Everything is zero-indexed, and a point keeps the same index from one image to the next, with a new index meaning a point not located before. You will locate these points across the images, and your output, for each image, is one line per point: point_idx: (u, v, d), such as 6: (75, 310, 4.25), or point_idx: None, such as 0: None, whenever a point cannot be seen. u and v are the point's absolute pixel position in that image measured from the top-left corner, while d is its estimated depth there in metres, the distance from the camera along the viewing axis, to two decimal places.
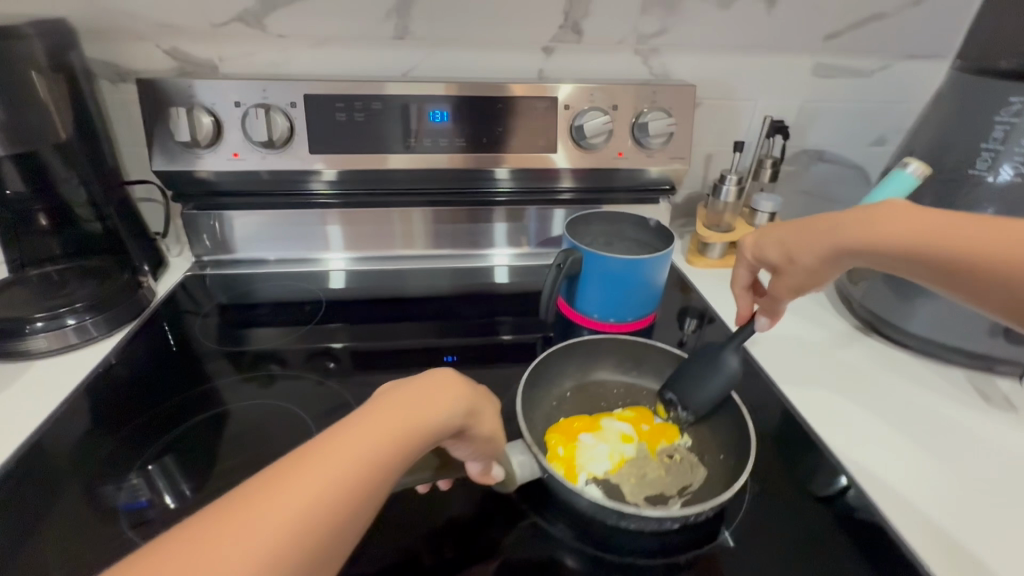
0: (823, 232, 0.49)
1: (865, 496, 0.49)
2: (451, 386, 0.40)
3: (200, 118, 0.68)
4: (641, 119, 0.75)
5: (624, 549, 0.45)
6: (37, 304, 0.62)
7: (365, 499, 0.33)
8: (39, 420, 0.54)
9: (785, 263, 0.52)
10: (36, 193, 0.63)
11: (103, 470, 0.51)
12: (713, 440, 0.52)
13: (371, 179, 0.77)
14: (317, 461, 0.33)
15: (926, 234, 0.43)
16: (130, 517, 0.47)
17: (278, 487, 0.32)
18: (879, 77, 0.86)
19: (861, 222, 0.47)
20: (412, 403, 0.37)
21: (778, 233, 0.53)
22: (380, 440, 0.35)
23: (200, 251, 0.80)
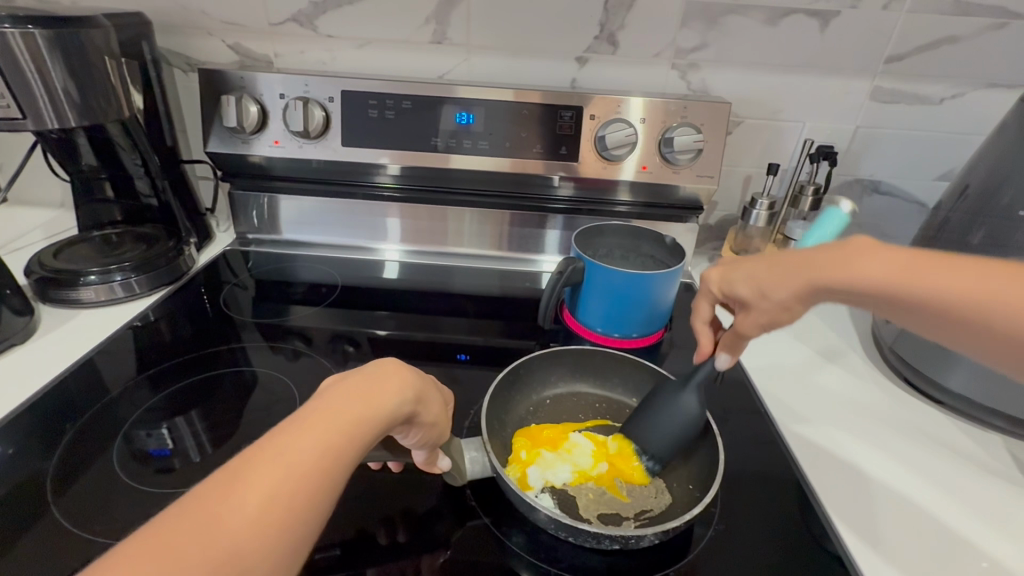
0: (788, 268, 0.42)
1: (850, 559, 0.44)
2: (395, 376, 0.41)
3: (249, 108, 0.74)
4: (668, 134, 0.73)
5: (570, 563, 0.44)
6: (92, 261, 0.70)
7: (316, 499, 0.34)
8: (90, 367, 0.61)
9: (756, 299, 0.44)
10: (104, 164, 0.71)
11: (140, 419, 0.57)
12: (685, 466, 0.50)
13: (436, 179, 0.81)
14: (259, 468, 0.33)
15: (904, 274, 0.37)
16: (158, 462, 0.52)
17: (222, 498, 0.32)
18: (948, 106, 0.78)
19: (836, 258, 0.40)
20: (354, 398, 0.37)
21: (741, 266, 0.46)
22: (324, 440, 0.35)
23: (245, 228, 0.87)
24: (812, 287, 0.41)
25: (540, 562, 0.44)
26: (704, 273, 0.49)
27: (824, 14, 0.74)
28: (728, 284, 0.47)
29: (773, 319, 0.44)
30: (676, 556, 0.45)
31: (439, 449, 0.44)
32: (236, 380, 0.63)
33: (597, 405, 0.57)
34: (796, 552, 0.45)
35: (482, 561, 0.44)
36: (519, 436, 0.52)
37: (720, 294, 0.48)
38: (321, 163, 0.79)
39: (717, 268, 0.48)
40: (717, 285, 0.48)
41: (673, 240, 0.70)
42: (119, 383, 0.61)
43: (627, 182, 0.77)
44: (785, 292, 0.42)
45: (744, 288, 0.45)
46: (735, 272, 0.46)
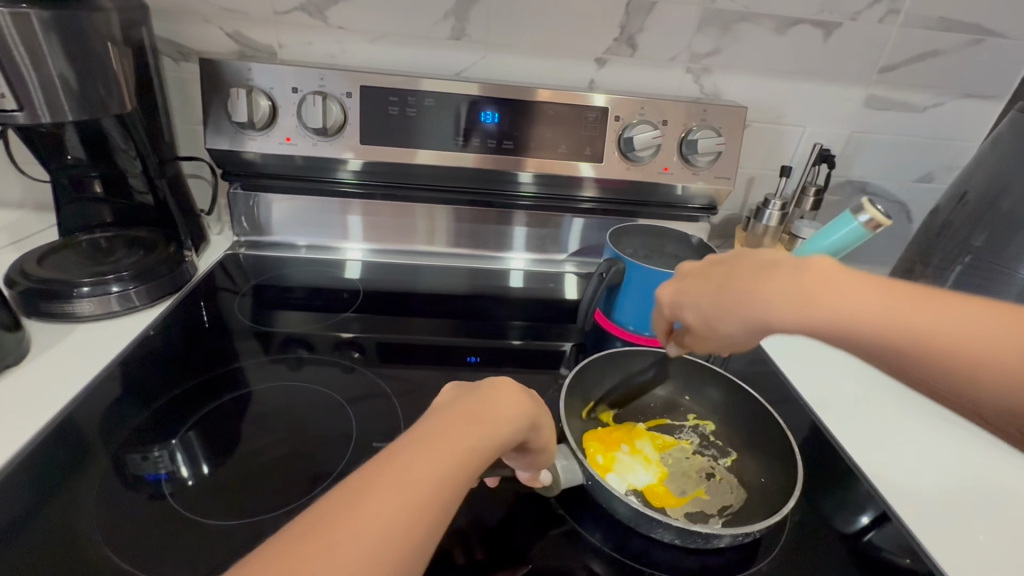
0: (739, 303, 0.38)
1: (891, 536, 0.48)
2: (511, 400, 0.39)
3: (260, 101, 0.71)
4: (690, 136, 0.75)
5: (660, 564, 0.45)
6: (82, 269, 0.65)
7: (432, 531, 0.31)
8: (76, 387, 0.56)
9: (705, 326, 0.42)
10: (94, 162, 0.68)
11: (128, 441, 0.52)
12: (751, 465, 0.54)
13: (398, 173, 0.79)
14: (386, 483, 0.31)
15: (838, 311, 0.35)
16: (149, 487, 0.48)
17: (342, 520, 0.29)
18: (931, 113, 0.85)
19: (800, 288, 0.36)
20: (472, 421, 0.36)
21: (695, 290, 0.42)
22: (445, 464, 0.33)
23: (237, 231, 0.84)
24: (766, 327, 0.37)
25: (632, 566, 0.44)
26: (659, 287, 0.46)
27: (829, 24, 0.77)
28: (679, 307, 0.44)
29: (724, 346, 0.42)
30: (757, 552, 0.46)
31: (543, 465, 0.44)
32: (239, 400, 0.59)
33: (652, 403, 0.61)
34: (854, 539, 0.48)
35: (572, 570, 0.43)
36: (591, 438, 0.53)
37: (672, 313, 0.45)
38: (303, 158, 0.77)
39: (670, 288, 0.45)
40: (669, 304, 0.45)
41: (700, 240, 0.74)
42: (99, 404, 0.55)
43: (590, 178, 0.78)
44: (742, 331, 0.39)
45: (693, 316, 0.43)
46: (688, 295, 0.43)
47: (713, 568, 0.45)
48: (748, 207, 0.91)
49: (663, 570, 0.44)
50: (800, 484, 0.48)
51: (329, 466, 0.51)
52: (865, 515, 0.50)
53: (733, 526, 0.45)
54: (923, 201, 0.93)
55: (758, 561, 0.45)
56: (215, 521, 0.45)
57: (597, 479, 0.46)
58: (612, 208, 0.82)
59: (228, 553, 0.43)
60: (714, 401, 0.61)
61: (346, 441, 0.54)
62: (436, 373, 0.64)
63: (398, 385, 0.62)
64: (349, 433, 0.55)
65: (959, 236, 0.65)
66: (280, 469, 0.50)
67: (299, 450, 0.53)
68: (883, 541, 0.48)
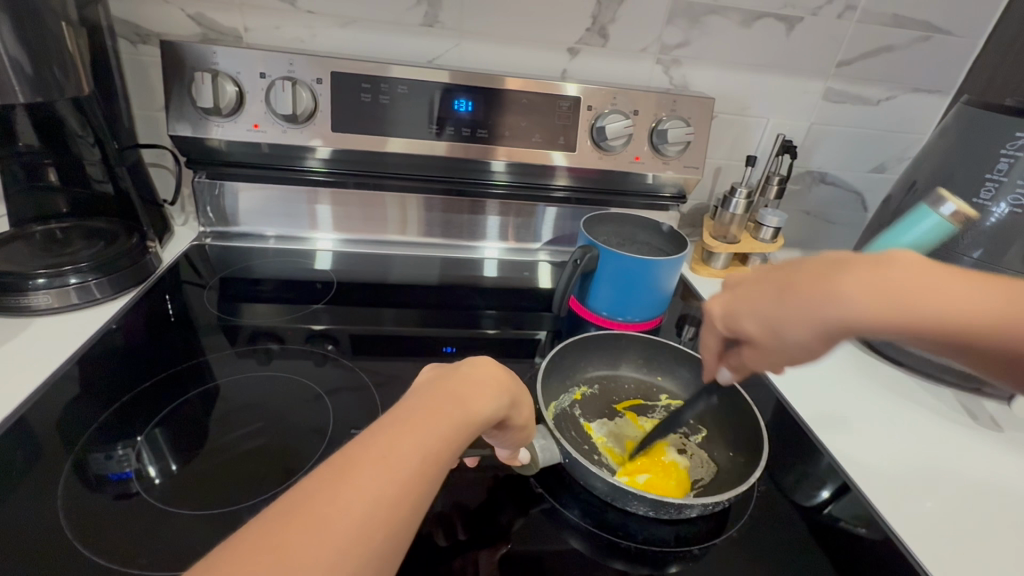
0: (812, 305, 0.37)
1: (847, 508, 0.51)
2: (491, 379, 0.39)
3: (227, 87, 0.69)
4: (660, 126, 0.77)
5: (637, 537, 0.47)
6: (38, 261, 0.62)
7: (419, 504, 0.31)
8: (32, 387, 0.54)
9: (765, 337, 0.41)
10: (48, 147, 0.65)
11: (90, 441, 0.50)
12: (721, 440, 0.56)
13: (368, 160, 0.78)
14: (368, 463, 0.31)
15: (903, 301, 0.35)
16: (114, 487, 0.46)
17: (328, 496, 0.29)
18: (885, 107, 0.90)
19: (876, 282, 0.35)
20: (454, 398, 0.36)
21: (750, 299, 0.41)
22: (430, 439, 0.33)
23: (203, 222, 0.82)
24: (843, 327, 0.36)
25: (610, 540, 0.46)
26: (705, 309, 0.46)
27: (791, 18, 0.80)
28: (734, 318, 0.43)
29: (786, 358, 0.41)
30: (727, 523, 0.48)
31: (522, 444, 0.46)
32: (207, 396, 0.57)
33: (628, 385, 0.63)
34: (815, 511, 0.51)
35: (551, 546, 0.44)
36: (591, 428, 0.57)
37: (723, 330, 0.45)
38: (268, 146, 0.75)
39: (719, 303, 0.45)
40: (720, 319, 0.44)
41: (670, 228, 0.76)
42: (57, 404, 0.53)
43: (563, 167, 0.79)
44: (804, 333, 0.38)
45: (754, 327, 0.41)
46: (741, 307, 0.42)
47: (687, 539, 0.47)
48: (715, 197, 0.94)
49: (639, 543, 0.46)
50: (766, 455, 0.50)
51: (305, 456, 0.51)
52: (824, 490, 0.52)
53: (706, 497, 0.47)
54: (878, 191, 0.98)
55: (728, 531, 0.48)
56: (185, 515, 0.44)
57: (575, 457, 0.47)
58: (582, 197, 0.84)
59: (204, 547, 0.42)
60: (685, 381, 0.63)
61: (322, 431, 0.54)
62: (412, 362, 0.65)
63: (377, 374, 0.62)
64: (324, 423, 0.54)
65: None
66: (255, 462, 0.50)
67: (275, 441, 0.52)
68: (840, 512, 0.50)
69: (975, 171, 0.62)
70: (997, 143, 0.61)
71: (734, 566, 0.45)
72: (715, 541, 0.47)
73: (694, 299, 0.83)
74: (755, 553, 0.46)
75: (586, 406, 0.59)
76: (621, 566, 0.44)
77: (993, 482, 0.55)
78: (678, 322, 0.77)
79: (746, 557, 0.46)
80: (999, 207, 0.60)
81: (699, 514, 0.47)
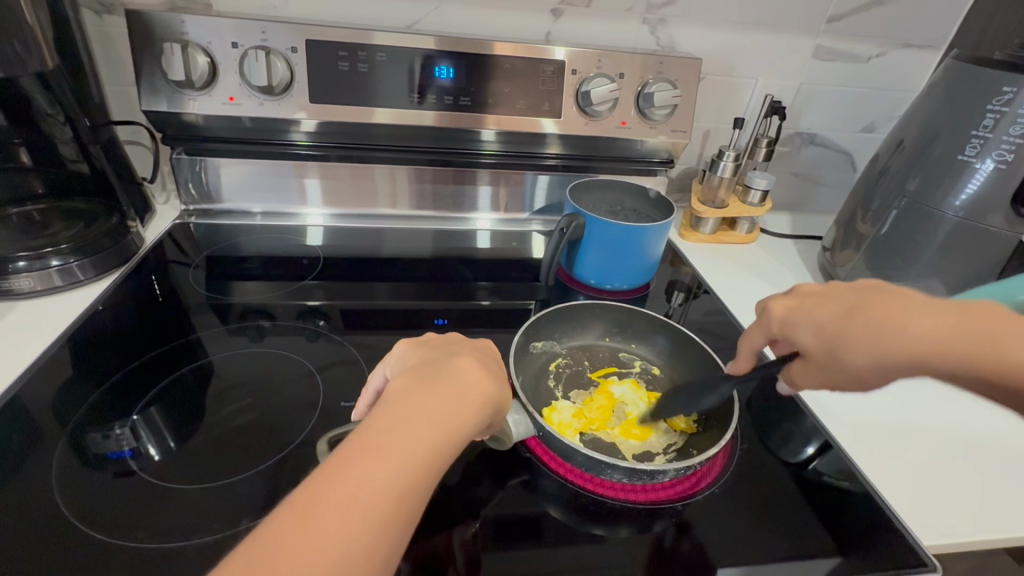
0: (858, 334, 0.40)
1: (836, 465, 0.52)
2: (473, 388, 0.37)
3: (197, 58, 0.67)
4: (647, 89, 0.76)
5: (620, 496, 0.48)
6: (17, 243, 0.62)
7: (398, 535, 0.31)
8: (20, 370, 0.54)
9: (820, 352, 0.43)
10: (17, 127, 0.63)
11: (87, 422, 0.51)
12: None
13: (353, 132, 0.77)
14: (336, 501, 0.30)
15: (912, 336, 0.39)
16: (114, 466, 0.47)
17: (297, 538, 0.28)
18: (875, 63, 0.88)
19: (901, 311, 0.40)
20: (428, 421, 0.34)
21: (812, 310, 0.44)
22: (398, 475, 0.31)
23: (186, 200, 0.80)
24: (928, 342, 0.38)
25: (596, 497, 0.48)
26: (764, 310, 0.47)
27: None
28: (789, 331, 0.45)
29: (835, 377, 0.43)
30: (709, 480, 0.50)
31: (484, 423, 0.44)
32: (199, 372, 0.58)
33: (603, 354, 0.64)
34: (799, 467, 0.52)
35: (538, 510, 0.46)
36: (550, 417, 0.52)
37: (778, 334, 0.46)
38: (250, 119, 0.73)
39: (780, 304, 0.46)
40: (779, 321, 0.46)
41: (658, 194, 0.77)
42: (51, 387, 0.53)
43: (554, 135, 0.78)
44: (904, 341, 0.39)
45: (825, 319, 0.43)
46: (800, 320, 0.44)
47: (669, 497, 0.48)
48: (703, 160, 0.93)
49: (623, 503, 0.48)
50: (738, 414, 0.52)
51: (297, 429, 0.52)
52: (810, 447, 0.54)
53: (677, 462, 0.48)
54: (867, 151, 0.97)
55: (711, 489, 0.49)
56: (184, 488, 0.45)
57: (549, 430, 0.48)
58: (579, 164, 0.82)
59: (206, 519, 0.43)
60: (661, 347, 0.64)
61: (314, 405, 0.54)
62: (402, 336, 0.65)
63: (368, 350, 0.62)
64: (315, 398, 0.55)
65: (895, 182, 0.69)
66: (251, 436, 0.51)
67: (268, 416, 0.53)
68: (826, 468, 0.52)
69: (961, 127, 0.62)
70: (984, 98, 0.60)
71: (717, 517, 0.47)
72: (696, 499, 0.49)
73: (683, 266, 0.83)
74: (741, 507, 0.48)
75: (561, 376, 0.60)
76: (610, 526, 0.46)
77: (971, 433, 0.58)
78: (667, 289, 0.78)
79: (729, 510, 0.48)
80: (984, 163, 0.60)
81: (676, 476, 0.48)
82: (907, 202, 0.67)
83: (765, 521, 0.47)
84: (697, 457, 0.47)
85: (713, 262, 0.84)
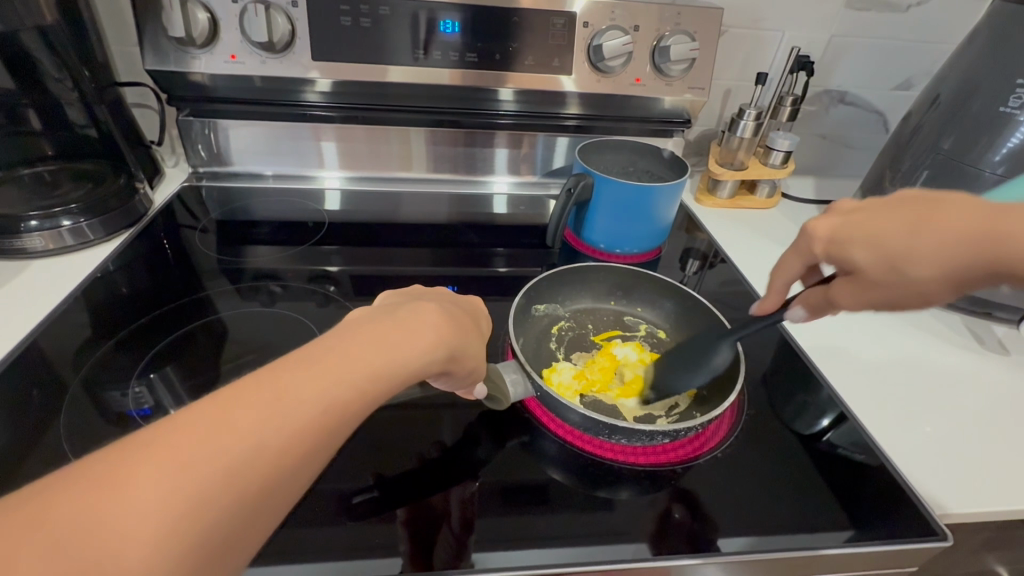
0: (928, 240, 0.37)
1: (852, 437, 0.50)
2: (429, 331, 0.35)
3: (197, 14, 0.65)
4: (662, 42, 0.72)
5: (618, 457, 0.48)
6: (29, 204, 0.62)
7: (316, 450, 0.29)
8: (34, 324, 0.55)
9: (877, 268, 0.40)
10: (26, 91, 0.62)
11: (103, 379, 0.52)
12: None
13: (371, 92, 0.75)
14: (257, 404, 0.27)
15: (970, 245, 0.35)
16: (137, 424, 0.48)
17: (205, 431, 0.26)
18: (914, 13, 0.82)
19: (973, 221, 0.36)
20: (372, 348, 0.32)
21: (873, 227, 0.40)
22: (328, 391, 0.29)
23: (195, 162, 0.80)
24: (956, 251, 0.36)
25: (593, 459, 0.47)
26: (806, 229, 0.45)
27: None
28: (839, 245, 0.43)
29: (883, 294, 0.41)
30: (710, 445, 0.49)
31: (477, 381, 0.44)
32: (207, 328, 0.59)
33: (608, 318, 0.63)
34: (814, 439, 0.51)
35: (536, 472, 0.46)
36: (550, 379, 0.52)
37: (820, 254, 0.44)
38: (262, 79, 0.72)
39: (826, 222, 0.44)
40: (824, 242, 0.44)
41: (671, 154, 0.74)
42: (66, 344, 0.55)
43: (574, 93, 0.75)
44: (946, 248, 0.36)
45: (882, 243, 0.39)
46: (854, 232, 0.41)
47: (667, 460, 0.48)
48: (723, 122, 0.89)
49: (622, 465, 0.47)
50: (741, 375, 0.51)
51: None
52: (826, 418, 0.52)
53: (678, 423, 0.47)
54: (901, 109, 0.91)
55: (710, 454, 0.48)
56: None
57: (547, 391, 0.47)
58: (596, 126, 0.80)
59: None
60: (667, 312, 0.63)
61: None
62: None
63: None
64: None
65: (928, 140, 0.64)
66: None
67: None
68: (842, 440, 0.50)
69: (1004, 77, 0.57)
70: None
71: (720, 484, 0.46)
72: (694, 462, 0.48)
73: (698, 232, 0.80)
74: (748, 476, 0.47)
75: (562, 339, 0.59)
76: (609, 488, 0.45)
77: (997, 404, 0.55)
78: (681, 256, 0.75)
79: (735, 478, 0.46)
80: None
81: (674, 438, 0.48)
82: (940, 161, 0.62)
83: (772, 490, 0.46)
84: (698, 420, 0.46)
85: (729, 228, 0.80)
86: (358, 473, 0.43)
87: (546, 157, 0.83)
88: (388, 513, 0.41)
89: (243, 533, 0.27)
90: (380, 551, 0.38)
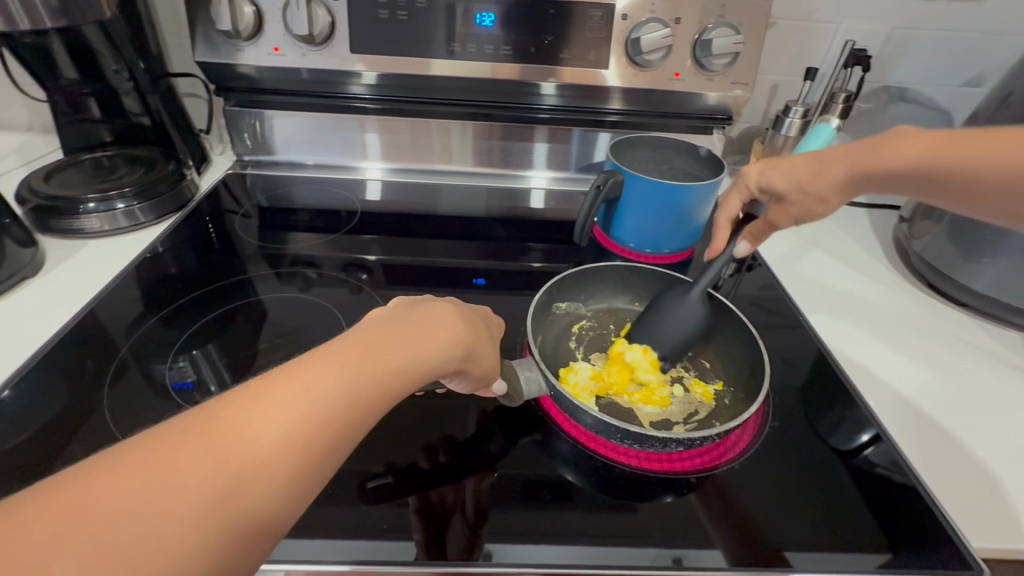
0: (835, 164, 0.48)
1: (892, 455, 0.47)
2: (446, 330, 0.37)
3: (243, 8, 0.68)
4: (705, 35, 0.69)
5: (632, 463, 0.47)
6: (87, 187, 0.67)
7: (341, 441, 0.30)
8: (87, 300, 0.59)
9: (793, 193, 0.52)
10: (86, 79, 0.68)
11: (149, 352, 0.55)
12: (726, 374, 0.56)
13: (414, 85, 0.76)
14: (286, 393, 0.28)
15: (867, 159, 0.46)
16: (179, 395, 0.51)
17: (236, 419, 0.27)
18: (988, 3, 0.75)
19: (889, 145, 0.45)
20: (394, 345, 0.33)
21: (787, 161, 0.52)
22: (353, 384, 0.30)
23: (241, 150, 0.83)
24: (874, 169, 0.45)
25: (607, 463, 0.47)
26: (744, 172, 0.56)
27: None
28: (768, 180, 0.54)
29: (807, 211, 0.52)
30: (730, 456, 0.47)
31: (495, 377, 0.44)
32: (245, 309, 0.62)
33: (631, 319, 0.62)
34: (850, 456, 0.48)
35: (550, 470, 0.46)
36: (565, 379, 0.51)
37: (755, 188, 0.56)
38: (309, 72, 0.74)
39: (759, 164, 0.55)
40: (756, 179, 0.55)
41: (708, 151, 0.71)
42: (115, 319, 0.58)
43: (617, 88, 0.74)
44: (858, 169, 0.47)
45: (799, 172, 0.51)
46: (776, 169, 0.53)
47: (683, 469, 0.46)
48: (768, 119, 0.85)
49: (636, 471, 0.46)
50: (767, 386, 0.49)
51: None
52: (866, 434, 0.49)
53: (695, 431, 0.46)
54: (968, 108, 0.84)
55: (730, 465, 0.47)
56: None
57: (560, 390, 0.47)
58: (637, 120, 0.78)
59: None
60: None
61: None
62: (436, 292, 0.65)
63: None
64: None
65: None
66: None
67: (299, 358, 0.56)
68: (881, 458, 0.47)
69: None
70: None
71: (743, 497, 0.44)
72: (712, 473, 0.46)
73: None
74: (774, 490, 0.45)
75: (582, 338, 0.58)
76: (622, 493, 0.44)
77: None
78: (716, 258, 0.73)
79: (758, 492, 0.45)
80: None
81: (691, 447, 0.46)
82: None
83: (799, 506, 0.44)
84: (715, 429, 0.45)
85: None
86: (372, 459, 0.45)
87: (583, 151, 0.82)
88: (400, 500, 0.41)
89: (270, 519, 0.27)
90: (390, 536, 0.39)
